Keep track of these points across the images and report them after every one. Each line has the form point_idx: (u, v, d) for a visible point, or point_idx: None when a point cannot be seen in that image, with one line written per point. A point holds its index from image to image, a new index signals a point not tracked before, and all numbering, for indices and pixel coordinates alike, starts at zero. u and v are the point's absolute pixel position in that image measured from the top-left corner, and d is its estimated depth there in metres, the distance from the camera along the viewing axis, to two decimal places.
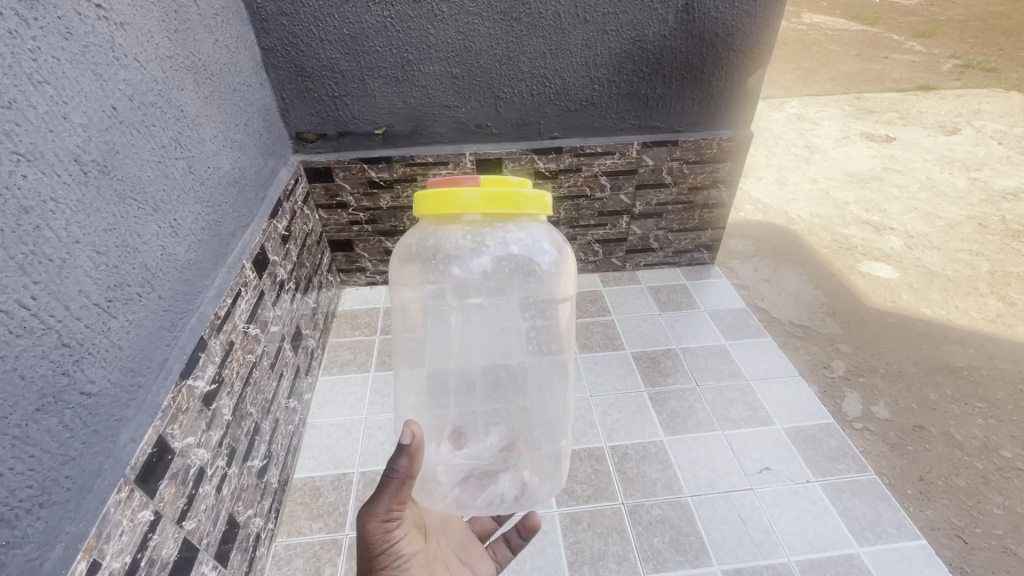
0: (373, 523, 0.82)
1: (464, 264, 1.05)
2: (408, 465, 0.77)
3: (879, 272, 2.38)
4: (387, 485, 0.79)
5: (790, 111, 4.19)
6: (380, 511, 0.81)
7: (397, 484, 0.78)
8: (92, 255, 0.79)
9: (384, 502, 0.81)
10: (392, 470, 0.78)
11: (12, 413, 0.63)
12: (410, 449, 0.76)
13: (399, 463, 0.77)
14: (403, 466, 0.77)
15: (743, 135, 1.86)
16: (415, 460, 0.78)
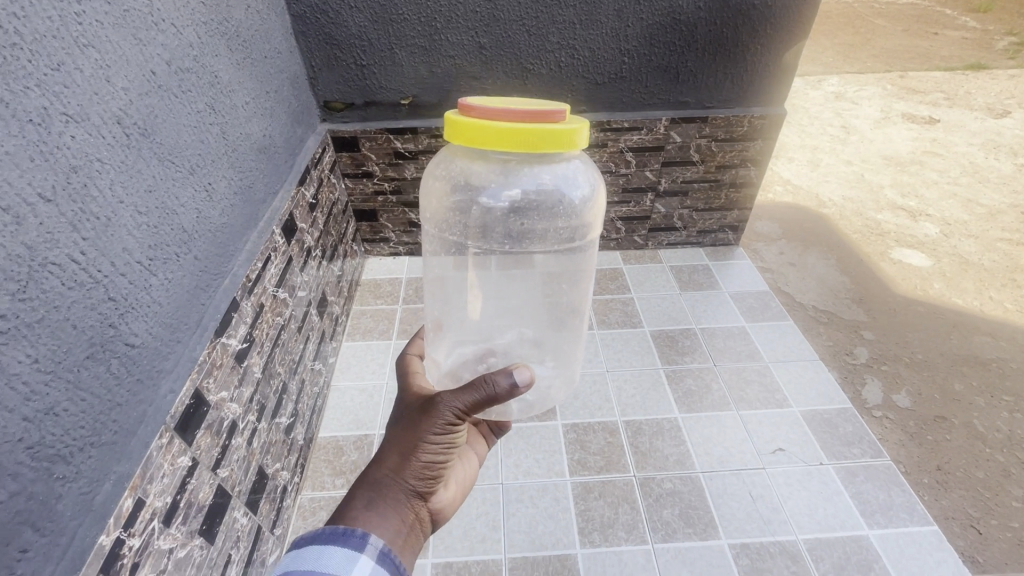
0: (449, 410, 0.80)
1: (495, 192, 1.01)
2: (508, 393, 0.79)
3: (910, 259, 2.32)
4: (482, 392, 0.78)
5: (828, 90, 4.02)
6: (458, 406, 0.80)
7: (491, 399, 0.78)
8: (134, 214, 0.82)
9: (472, 402, 0.79)
10: (491, 383, 0.78)
11: (65, 359, 0.68)
12: (522, 384, 0.79)
13: (501, 378, 0.78)
14: (504, 389, 0.78)
15: (776, 113, 1.81)
16: (516, 393, 0.80)
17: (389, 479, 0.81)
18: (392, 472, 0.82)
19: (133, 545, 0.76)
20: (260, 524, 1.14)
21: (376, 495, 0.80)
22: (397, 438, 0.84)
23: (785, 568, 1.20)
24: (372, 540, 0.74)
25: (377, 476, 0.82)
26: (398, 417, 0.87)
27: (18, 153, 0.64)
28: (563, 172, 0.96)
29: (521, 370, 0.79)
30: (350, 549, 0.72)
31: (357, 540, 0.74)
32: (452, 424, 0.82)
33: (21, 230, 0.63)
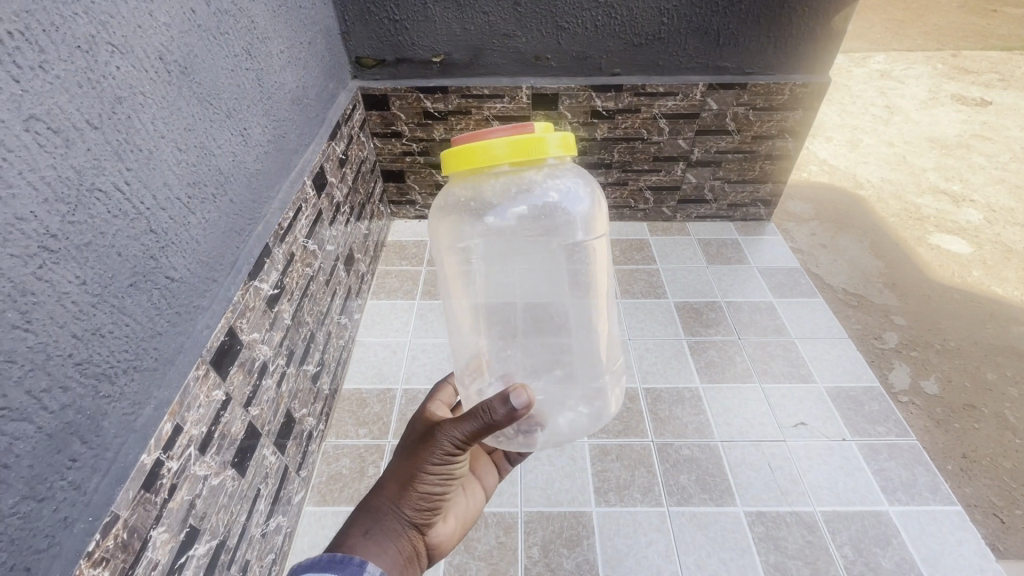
0: (447, 440, 0.79)
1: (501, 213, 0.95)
2: (507, 421, 0.74)
3: (950, 245, 2.23)
4: (479, 422, 0.75)
5: (874, 67, 3.82)
6: (456, 436, 0.78)
7: (488, 428, 0.75)
8: (174, 152, 0.84)
9: (469, 433, 0.77)
10: (488, 412, 0.74)
11: (110, 284, 0.70)
12: (520, 409, 0.73)
13: (500, 408, 0.74)
14: (501, 417, 0.74)
15: (819, 81, 1.74)
16: (516, 419, 0.75)
17: (388, 509, 0.82)
18: (391, 502, 0.82)
19: (172, 468, 0.80)
20: (288, 464, 1.19)
21: (375, 522, 0.81)
22: (399, 467, 0.84)
23: (800, 538, 1.20)
24: (369, 568, 0.75)
25: (378, 503, 0.83)
26: (404, 444, 0.87)
27: (66, 78, 0.65)
28: (568, 186, 0.93)
29: (521, 395, 0.74)
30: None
31: (355, 567, 0.74)
32: (451, 456, 0.81)
33: (69, 154, 0.65)
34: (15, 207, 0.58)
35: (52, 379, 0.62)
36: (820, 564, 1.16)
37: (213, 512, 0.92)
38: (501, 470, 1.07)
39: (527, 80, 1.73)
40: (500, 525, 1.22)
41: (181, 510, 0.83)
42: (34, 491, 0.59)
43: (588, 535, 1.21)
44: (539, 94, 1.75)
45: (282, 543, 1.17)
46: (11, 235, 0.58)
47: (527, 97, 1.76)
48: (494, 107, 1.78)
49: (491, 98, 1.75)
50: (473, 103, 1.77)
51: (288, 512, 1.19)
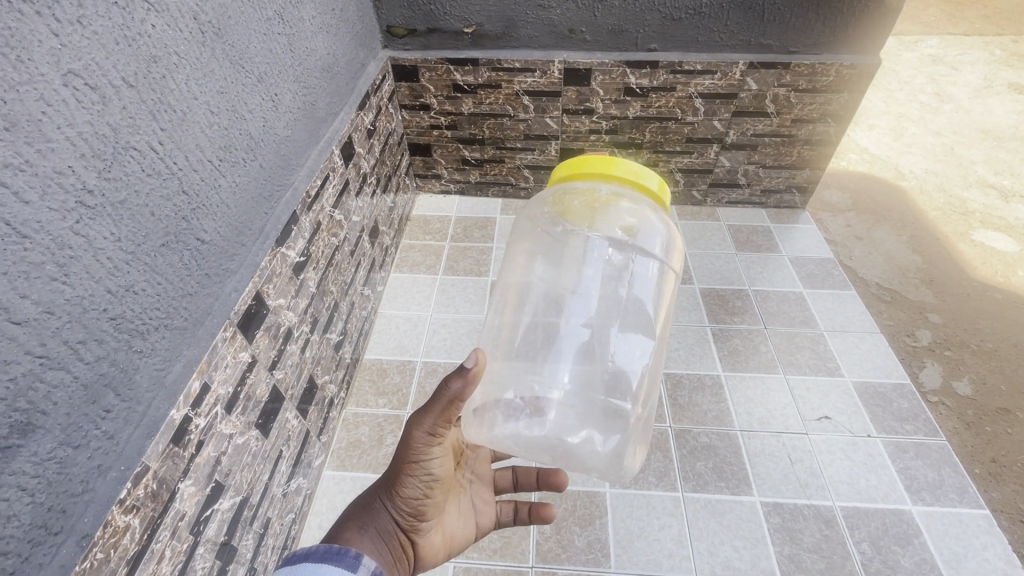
0: (416, 434, 0.80)
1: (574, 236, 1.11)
2: (457, 395, 0.75)
3: (995, 243, 2.12)
4: (436, 404, 0.77)
5: (926, 51, 3.60)
6: (424, 428, 0.79)
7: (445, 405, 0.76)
8: (207, 115, 0.84)
9: (431, 418, 0.78)
10: (443, 391, 0.75)
11: (144, 242, 0.72)
12: (467, 376, 0.74)
13: (451, 386, 0.75)
14: (453, 391, 0.75)
15: (868, 63, 1.65)
16: (466, 389, 0.75)
17: (377, 501, 0.85)
18: (380, 496, 0.85)
19: (199, 424, 0.82)
20: (309, 429, 1.22)
21: (367, 516, 0.84)
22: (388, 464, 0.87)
23: (817, 531, 1.19)
24: (364, 561, 0.77)
25: (372, 498, 0.86)
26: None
27: (104, 34, 0.65)
28: (638, 218, 1.10)
29: (468, 368, 0.74)
30: (343, 569, 0.75)
31: (350, 560, 0.77)
32: (422, 448, 0.81)
33: (106, 111, 0.66)
34: (54, 161, 0.59)
35: (88, 331, 0.64)
36: (836, 559, 1.15)
37: (238, 470, 0.94)
38: (502, 517, 1.02)
39: (559, 54, 1.68)
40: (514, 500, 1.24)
41: (208, 465, 0.86)
42: (70, 438, 0.62)
43: (600, 515, 1.21)
44: (571, 69, 1.70)
45: (302, 504, 1.20)
46: (50, 187, 0.59)
47: (559, 72, 1.71)
48: (524, 81, 1.74)
49: (522, 72, 1.71)
50: (503, 76, 1.73)
51: (308, 475, 1.23)
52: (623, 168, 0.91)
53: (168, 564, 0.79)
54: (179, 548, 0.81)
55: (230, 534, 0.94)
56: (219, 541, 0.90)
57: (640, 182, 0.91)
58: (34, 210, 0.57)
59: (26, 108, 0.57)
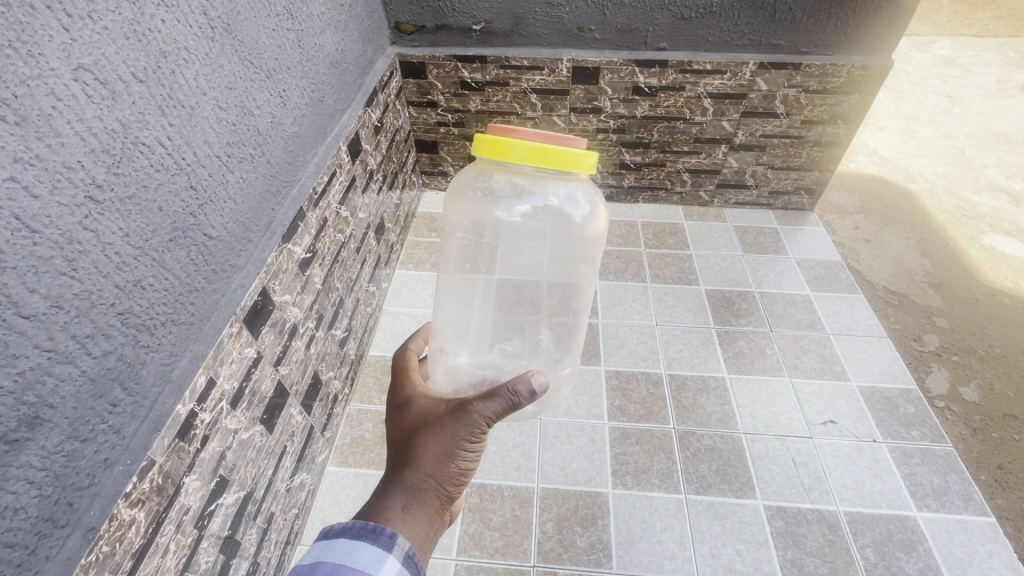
0: (482, 418, 0.80)
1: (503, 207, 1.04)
2: (527, 402, 0.81)
3: (1004, 247, 2.09)
4: (506, 401, 0.80)
5: (938, 53, 3.55)
6: (490, 413, 0.80)
7: (513, 407, 0.80)
8: (215, 110, 0.84)
9: (503, 407, 0.80)
10: (513, 393, 0.80)
11: (152, 238, 0.72)
12: (540, 391, 0.81)
13: (524, 383, 0.80)
14: (524, 397, 0.80)
15: (879, 64, 1.63)
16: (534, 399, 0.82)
17: (428, 484, 0.80)
18: (424, 476, 0.80)
19: (204, 419, 0.82)
20: (313, 425, 1.22)
21: (412, 500, 0.79)
22: (424, 448, 0.81)
23: (820, 536, 1.19)
24: (401, 539, 0.73)
25: (409, 478, 0.80)
26: (416, 425, 0.83)
27: (114, 29, 0.65)
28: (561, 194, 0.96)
29: (538, 377, 0.81)
30: (379, 548, 0.72)
31: (386, 539, 0.73)
32: (483, 431, 0.82)
33: (115, 105, 0.66)
34: (63, 156, 0.59)
35: (95, 326, 0.64)
36: (840, 564, 1.15)
37: (242, 465, 0.95)
38: None
39: (568, 53, 1.67)
40: (516, 499, 1.24)
41: (212, 460, 0.86)
42: (77, 432, 0.62)
43: (603, 516, 1.21)
44: (579, 68, 1.69)
45: (306, 499, 1.21)
46: (59, 182, 0.59)
47: (567, 70, 1.70)
48: (532, 79, 1.73)
49: (530, 70, 1.71)
50: (511, 74, 1.72)
51: (312, 470, 1.23)
52: (538, 146, 0.78)
53: (172, 558, 0.79)
54: (183, 541, 0.81)
55: (234, 528, 0.94)
56: (222, 535, 0.91)
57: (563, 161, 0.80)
58: (44, 205, 0.58)
59: (36, 103, 0.57)
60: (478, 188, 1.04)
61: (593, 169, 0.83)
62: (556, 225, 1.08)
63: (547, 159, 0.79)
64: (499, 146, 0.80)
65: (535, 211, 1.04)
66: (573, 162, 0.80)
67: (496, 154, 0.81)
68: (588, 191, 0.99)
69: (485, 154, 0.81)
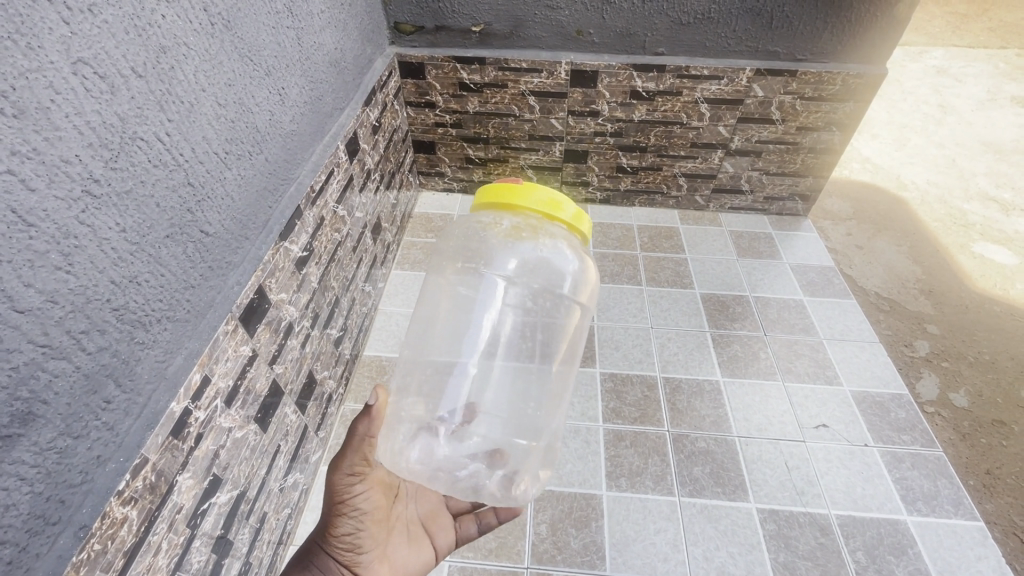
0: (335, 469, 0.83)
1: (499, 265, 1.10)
2: (369, 423, 0.79)
3: (994, 255, 2.12)
4: (352, 439, 0.81)
5: (930, 63, 3.60)
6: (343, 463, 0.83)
7: (358, 439, 0.81)
8: (214, 107, 0.84)
9: (348, 453, 0.82)
10: (354, 424, 0.80)
11: (149, 233, 0.71)
12: (371, 412, 0.79)
13: (361, 424, 0.80)
14: (363, 425, 0.80)
15: (874, 72, 1.65)
16: (373, 423, 0.80)
17: (320, 544, 0.85)
18: (317, 540, 0.86)
19: (199, 417, 0.82)
20: (308, 425, 1.21)
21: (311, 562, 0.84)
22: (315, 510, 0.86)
23: (812, 539, 1.19)
24: None
25: (310, 542, 0.87)
26: None
27: (114, 23, 0.65)
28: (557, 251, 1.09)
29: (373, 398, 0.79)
30: None
31: None
32: (348, 487, 0.83)
33: (113, 100, 0.65)
34: (61, 149, 0.59)
35: (90, 322, 0.63)
36: (831, 566, 1.16)
37: (236, 464, 0.94)
38: (464, 535, 1.02)
39: (567, 55, 1.68)
40: None
41: (206, 458, 0.85)
42: (70, 428, 0.62)
43: (596, 518, 1.21)
44: (578, 71, 1.70)
45: (299, 499, 1.20)
46: (56, 176, 0.59)
47: (566, 73, 1.71)
48: (531, 82, 1.74)
49: (529, 72, 1.71)
50: (510, 76, 1.73)
51: (305, 470, 1.22)
52: (549, 200, 0.92)
53: (164, 557, 0.78)
54: (176, 540, 0.81)
55: (227, 527, 0.93)
56: (215, 535, 0.90)
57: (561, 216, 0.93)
58: (41, 199, 0.57)
59: (35, 96, 0.56)
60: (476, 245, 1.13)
61: (588, 230, 0.95)
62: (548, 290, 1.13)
63: (552, 208, 0.92)
64: (506, 192, 0.93)
65: (527, 270, 1.10)
66: (571, 219, 0.93)
67: (511, 198, 0.93)
68: (578, 248, 1.12)
69: (503, 195, 0.93)
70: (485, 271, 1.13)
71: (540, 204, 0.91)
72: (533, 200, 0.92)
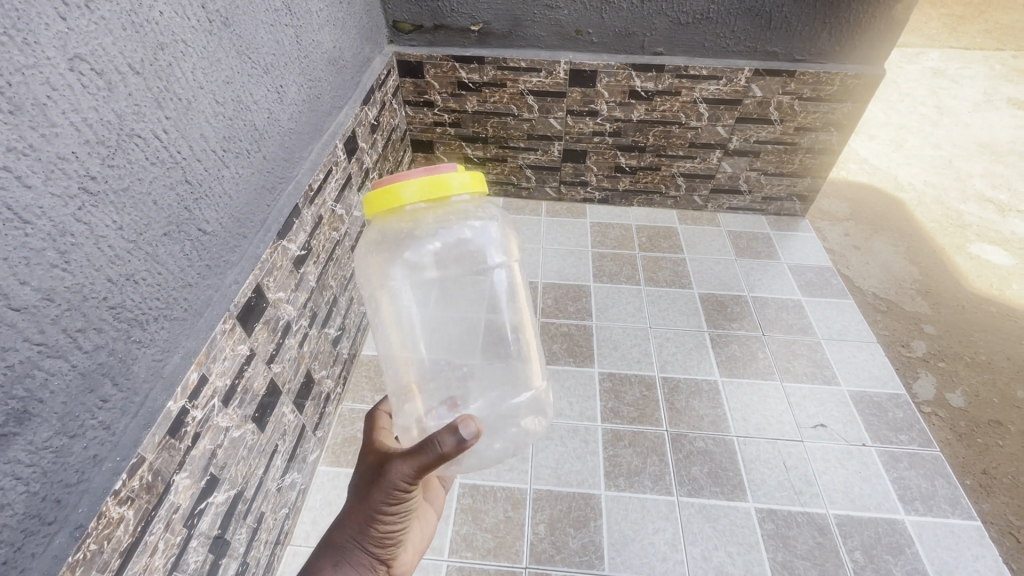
0: (398, 479, 0.75)
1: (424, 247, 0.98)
2: (455, 454, 0.71)
3: (991, 256, 2.13)
4: (427, 458, 0.72)
5: (927, 64, 3.61)
6: (407, 473, 0.74)
7: (436, 461, 0.72)
8: (212, 105, 0.83)
9: (418, 468, 0.73)
10: (436, 445, 0.71)
11: (146, 231, 0.71)
12: (468, 440, 0.70)
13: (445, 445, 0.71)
14: (449, 449, 0.71)
15: (872, 73, 1.65)
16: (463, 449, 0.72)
17: (358, 538, 0.79)
18: (352, 534, 0.79)
19: (196, 416, 0.81)
20: (305, 424, 1.21)
21: (343, 555, 0.79)
22: (353, 507, 0.79)
23: (810, 538, 1.19)
24: None
25: (340, 535, 0.80)
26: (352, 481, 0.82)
27: (111, 19, 0.65)
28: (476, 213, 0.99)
29: (467, 427, 0.70)
30: None
31: None
32: (402, 495, 0.77)
33: (111, 97, 0.65)
34: (57, 146, 0.58)
35: (87, 320, 0.63)
36: (830, 566, 1.16)
37: (233, 464, 0.94)
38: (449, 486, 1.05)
39: (565, 55, 1.68)
40: (508, 500, 1.24)
41: (203, 458, 0.85)
42: (66, 427, 0.61)
43: (595, 517, 1.21)
44: (577, 70, 1.70)
45: (296, 499, 1.19)
46: (53, 173, 0.58)
47: (565, 73, 1.71)
48: (530, 81, 1.73)
49: (528, 71, 1.71)
50: (509, 75, 1.73)
51: (303, 470, 1.22)
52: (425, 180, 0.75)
53: (160, 557, 0.78)
54: (172, 540, 0.80)
55: (224, 527, 0.93)
56: (212, 535, 0.90)
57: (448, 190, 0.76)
58: (37, 196, 0.57)
59: (30, 92, 0.56)
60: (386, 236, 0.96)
61: (485, 186, 0.80)
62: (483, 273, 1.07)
63: (437, 189, 0.75)
64: (381, 195, 0.75)
65: (448, 256, 1.00)
66: (456, 186, 0.77)
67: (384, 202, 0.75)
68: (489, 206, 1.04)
69: (375, 205, 0.75)
70: (414, 257, 0.98)
71: (418, 191, 0.74)
72: (411, 192, 0.74)
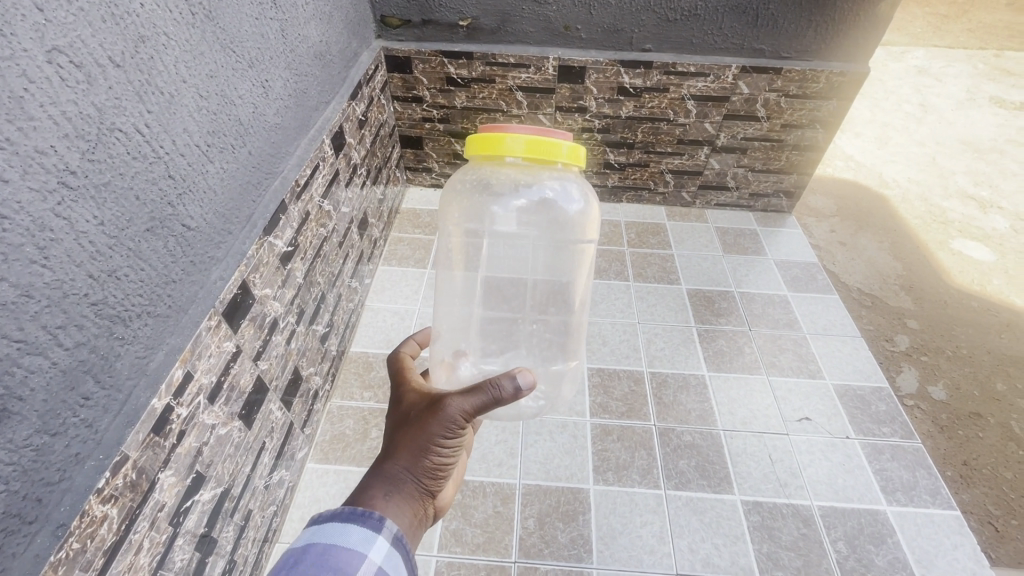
0: (459, 412, 0.76)
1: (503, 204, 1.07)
2: (513, 398, 0.77)
3: (972, 252, 2.16)
4: (492, 393, 0.75)
5: (912, 63, 3.66)
6: (470, 407, 0.76)
7: (498, 401, 0.76)
8: (196, 97, 0.82)
9: (481, 403, 0.76)
10: (497, 387, 0.75)
11: (128, 226, 0.70)
12: (524, 387, 0.77)
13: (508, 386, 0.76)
14: (509, 392, 0.76)
15: (857, 71, 1.67)
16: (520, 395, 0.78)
17: (410, 470, 0.77)
18: (405, 466, 0.77)
19: (181, 414, 0.81)
20: (293, 421, 1.20)
21: (395, 487, 0.76)
22: (408, 438, 0.78)
23: (795, 529, 1.21)
24: (389, 523, 0.71)
25: (391, 467, 0.77)
26: (403, 417, 0.81)
27: (89, 11, 0.64)
28: (562, 188, 1.02)
29: (524, 376, 0.77)
30: (368, 530, 0.69)
31: (375, 522, 0.70)
32: (460, 429, 0.78)
33: (90, 90, 0.64)
34: (35, 140, 0.58)
35: (67, 317, 0.62)
36: (813, 556, 1.18)
37: (219, 461, 0.93)
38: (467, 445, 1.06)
39: (554, 51, 1.68)
40: (498, 495, 1.25)
41: (189, 456, 0.84)
42: (47, 426, 0.60)
43: (584, 511, 1.22)
44: (565, 66, 1.70)
45: (284, 496, 1.19)
46: (30, 167, 0.57)
47: (554, 69, 1.71)
48: (519, 77, 1.73)
49: (516, 67, 1.71)
50: (498, 71, 1.72)
51: (291, 466, 1.21)
52: (530, 138, 0.77)
53: (145, 555, 0.77)
54: (158, 538, 0.80)
55: (211, 525, 0.92)
56: (198, 533, 0.89)
57: (553, 153, 0.79)
58: (14, 190, 0.56)
59: (7, 84, 0.55)
60: (476, 181, 1.05)
61: (585, 162, 0.82)
62: (552, 218, 1.11)
63: (537, 151, 0.78)
64: (487, 142, 0.79)
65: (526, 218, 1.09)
66: (564, 153, 0.79)
67: (487, 147, 0.80)
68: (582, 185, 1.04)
69: (478, 149, 0.80)
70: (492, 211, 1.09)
71: (521, 146, 0.77)
72: (515, 147, 0.77)
